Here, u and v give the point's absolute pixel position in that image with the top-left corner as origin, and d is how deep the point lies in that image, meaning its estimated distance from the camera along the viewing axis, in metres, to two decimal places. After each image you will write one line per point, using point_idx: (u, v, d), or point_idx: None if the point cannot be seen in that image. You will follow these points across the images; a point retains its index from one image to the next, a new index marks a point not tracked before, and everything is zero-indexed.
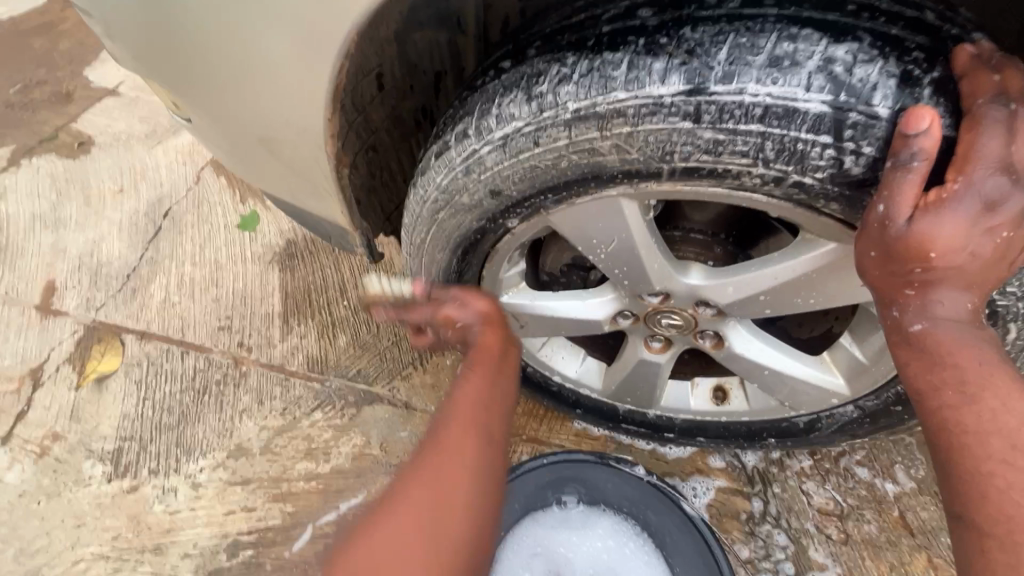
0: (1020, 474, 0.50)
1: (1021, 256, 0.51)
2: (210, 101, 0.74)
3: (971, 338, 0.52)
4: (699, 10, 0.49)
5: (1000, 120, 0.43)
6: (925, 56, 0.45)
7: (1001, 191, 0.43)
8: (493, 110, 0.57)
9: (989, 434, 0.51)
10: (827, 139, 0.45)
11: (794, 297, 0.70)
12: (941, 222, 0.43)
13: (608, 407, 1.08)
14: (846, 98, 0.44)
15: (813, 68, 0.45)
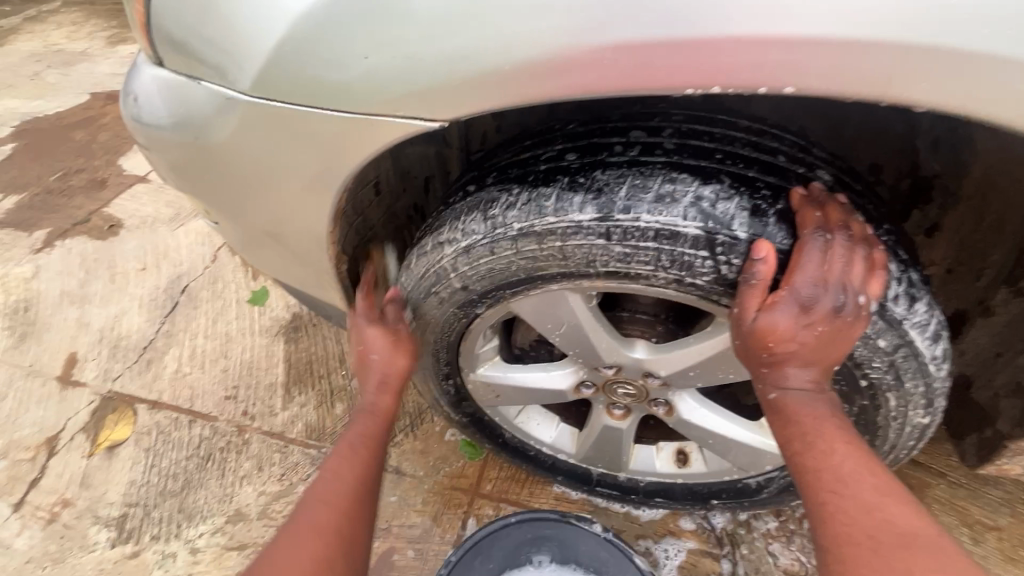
0: (847, 500, 0.56)
1: (872, 340, 0.63)
2: (236, 211, 0.90)
3: (816, 402, 0.63)
4: (609, 156, 0.65)
5: (816, 243, 0.58)
6: (771, 192, 0.61)
7: (815, 296, 0.58)
8: (459, 225, 0.73)
9: (823, 469, 0.58)
10: (705, 254, 0.60)
11: (719, 372, 0.83)
12: (775, 317, 0.58)
13: (582, 470, 1.18)
14: (714, 225, 0.59)
15: (689, 203, 0.60)
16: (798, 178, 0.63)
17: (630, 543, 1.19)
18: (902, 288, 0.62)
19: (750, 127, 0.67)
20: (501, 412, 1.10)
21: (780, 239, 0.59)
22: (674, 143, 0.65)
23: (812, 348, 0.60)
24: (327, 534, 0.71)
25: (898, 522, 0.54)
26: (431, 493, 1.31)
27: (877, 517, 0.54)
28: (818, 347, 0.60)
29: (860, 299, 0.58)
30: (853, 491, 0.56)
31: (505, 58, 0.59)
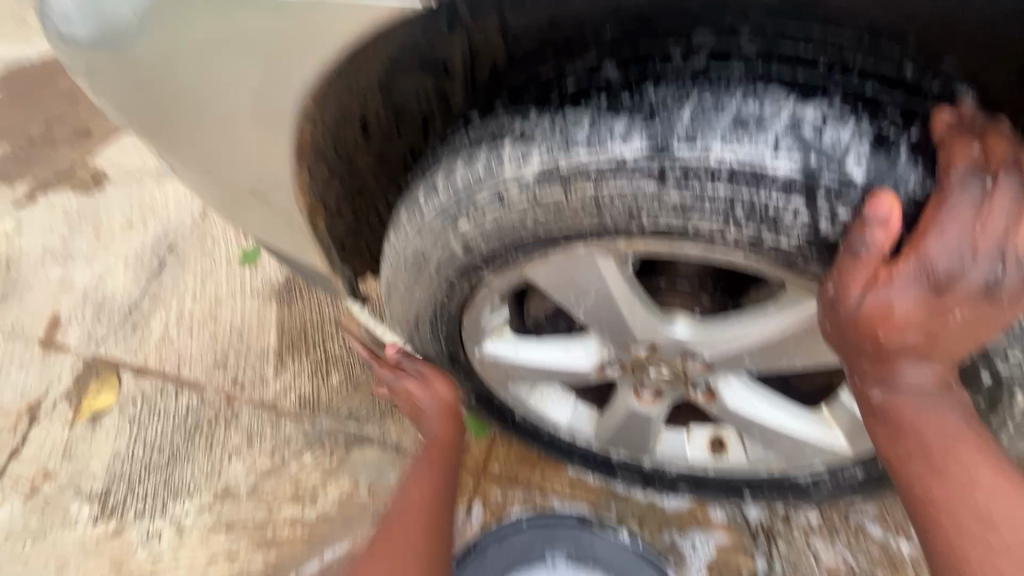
0: (998, 556, 0.45)
1: (1016, 321, 0.47)
2: (190, 152, 0.74)
3: (940, 408, 0.48)
4: (666, 69, 0.48)
5: (970, 193, 0.40)
6: (903, 116, 0.45)
7: (956, 271, 0.40)
8: (460, 166, 0.56)
9: (960, 511, 0.47)
10: (798, 203, 0.43)
11: (780, 357, 0.67)
12: (892, 299, 0.42)
13: (602, 455, 1.05)
14: (815, 161, 0.42)
15: (780, 128, 0.43)
16: (928, 96, 0.46)
17: (652, 535, 1.07)
18: None
19: None
20: (511, 391, 0.96)
21: (910, 182, 0.43)
22: (756, 47, 0.47)
23: (936, 339, 0.44)
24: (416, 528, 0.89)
25: None
26: None
27: None
28: (946, 336, 0.44)
29: (1022, 272, 0.41)
30: (1006, 542, 0.45)
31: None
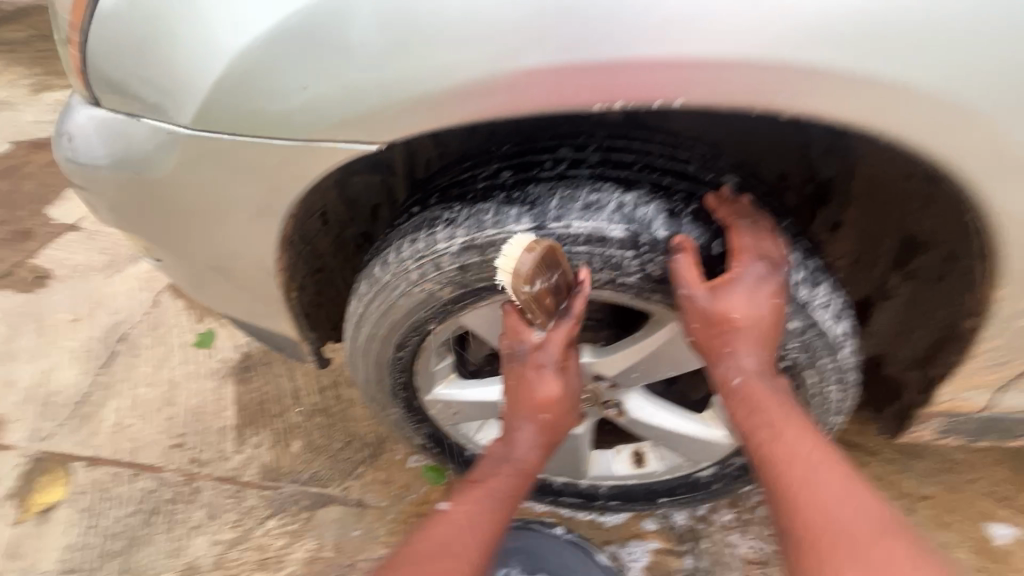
0: (797, 466, 0.66)
1: (785, 321, 0.71)
2: (182, 246, 0.90)
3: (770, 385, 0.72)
4: (541, 172, 0.72)
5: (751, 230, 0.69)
6: (683, 198, 0.70)
7: (752, 276, 0.68)
8: (406, 244, 0.76)
9: (777, 443, 0.68)
10: (631, 254, 0.67)
11: (659, 368, 0.89)
12: (725, 294, 0.67)
13: (545, 481, 1.20)
14: (636, 227, 0.67)
15: (612, 209, 0.67)
16: (706, 184, 0.72)
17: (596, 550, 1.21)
18: (805, 275, 0.72)
19: (665, 140, 0.75)
20: (461, 430, 1.12)
21: (695, 238, 0.67)
22: (598, 156, 0.72)
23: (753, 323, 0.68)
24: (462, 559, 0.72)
25: (840, 481, 0.64)
26: None
27: (822, 476, 0.64)
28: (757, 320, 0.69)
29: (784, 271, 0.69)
30: (802, 457, 0.67)
31: (438, 86, 0.63)
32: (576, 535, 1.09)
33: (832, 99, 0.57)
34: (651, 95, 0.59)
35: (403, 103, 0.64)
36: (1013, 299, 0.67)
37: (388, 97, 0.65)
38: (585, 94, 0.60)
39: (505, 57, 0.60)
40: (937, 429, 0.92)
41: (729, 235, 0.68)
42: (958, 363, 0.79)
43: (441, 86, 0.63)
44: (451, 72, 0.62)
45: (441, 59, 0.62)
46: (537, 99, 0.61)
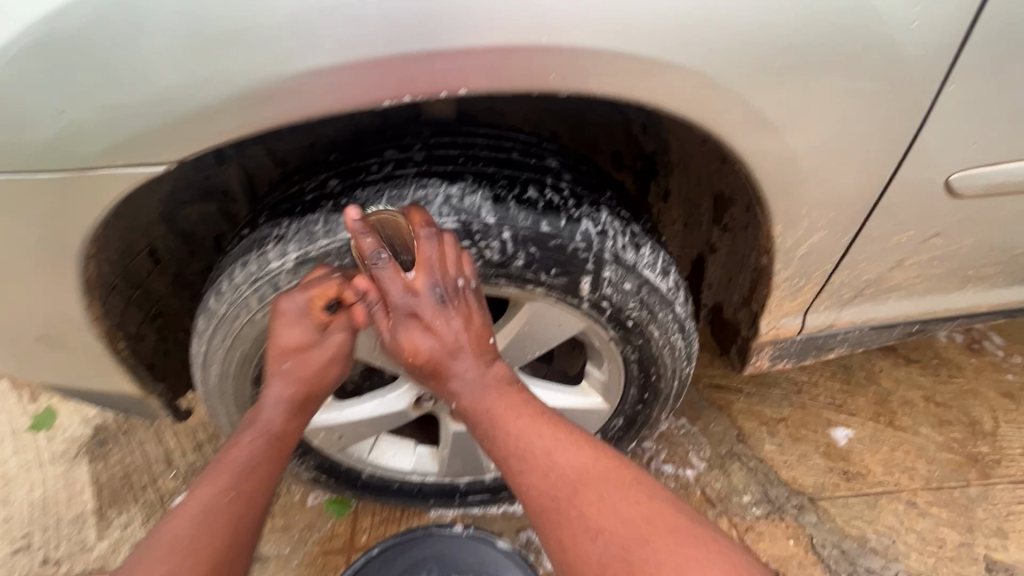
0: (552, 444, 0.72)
1: (618, 284, 0.79)
2: None
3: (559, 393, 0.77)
4: (366, 176, 0.74)
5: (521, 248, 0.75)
6: (506, 182, 0.74)
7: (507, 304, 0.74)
8: (239, 270, 0.74)
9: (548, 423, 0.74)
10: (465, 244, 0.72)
11: (524, 351, 0.89)
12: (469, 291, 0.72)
13: (450, 484, 1.19)
14: (464, 217, 0.71)
15: (439, 203, 0.71)
16: (530, 167, 0.76)
17: (512, 539, 1.23)
18: (629, 240, 0.79)
19: (489, 133, 0.79)
20: (352, 452, 1.11)
21: (523, 221, 0.72)
22: (422, 154, 0.74)
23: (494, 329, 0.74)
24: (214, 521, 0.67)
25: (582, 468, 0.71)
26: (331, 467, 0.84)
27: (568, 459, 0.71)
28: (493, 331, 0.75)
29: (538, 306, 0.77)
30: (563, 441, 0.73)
31: (207, 96, 0.60)
32: (473, 530, 1.07)
33: (599, 80, 0.63)
34: (431, 86, 0.62)
35: (174, 119, 0.61)
36: (788, 231, 0.80)
37: (153, 114, 0.60)
38: (364, 91, 0.61)
39: (273, 62, 0.58)
40: (770, 356, 1.04)
41: (551, 213, 0.74)
42: (768, 296, 0.92)
43: (210, 96, 0.60)
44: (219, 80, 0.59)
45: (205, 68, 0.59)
46: (335, 99, 0.61)
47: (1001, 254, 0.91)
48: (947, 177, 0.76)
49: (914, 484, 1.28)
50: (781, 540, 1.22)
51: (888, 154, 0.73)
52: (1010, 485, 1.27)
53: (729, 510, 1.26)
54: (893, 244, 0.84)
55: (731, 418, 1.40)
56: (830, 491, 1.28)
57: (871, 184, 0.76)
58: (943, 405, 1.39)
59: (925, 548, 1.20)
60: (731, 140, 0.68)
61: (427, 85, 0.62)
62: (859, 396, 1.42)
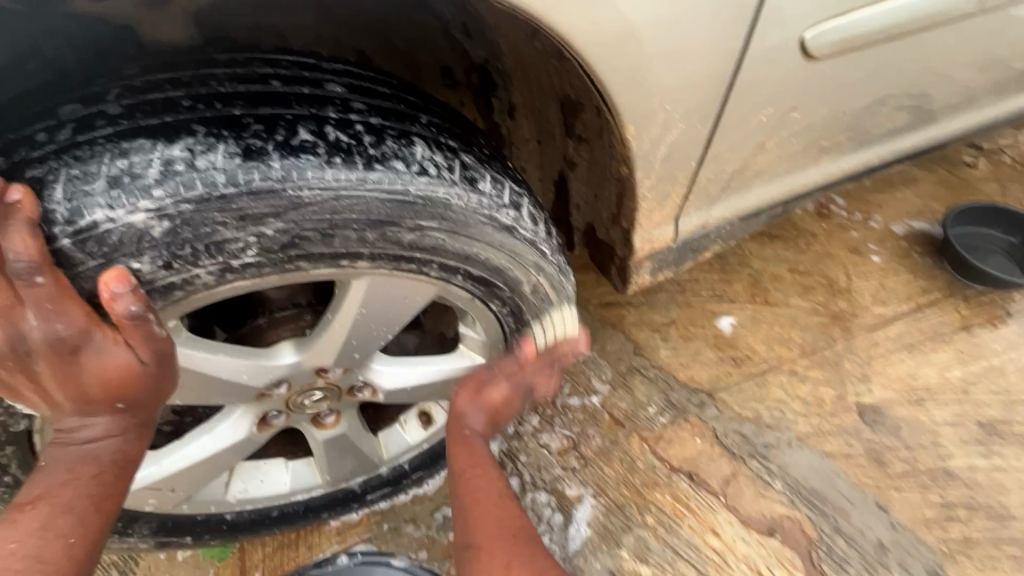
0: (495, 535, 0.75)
1: (456, 235, 0.62)
2: None
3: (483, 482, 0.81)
4: (30, 154, 0.50)
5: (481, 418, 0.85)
6: (258, 128, 0.53)
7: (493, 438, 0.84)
8: None
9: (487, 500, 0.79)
10: (221, 226, 0.51)
11: (372, 332, 0.73)
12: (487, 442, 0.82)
13: (341, 492, 1.03)
14: (198, 189, 0.50)
15: (155, 175, 0.50)
16: (294, 100, 0.56)
17: (427, 524, 1.12)
18: (457, 174, 0.62)
19: (227, 58, 0.56)
20: (201, 497, 0.89)
21: (296, 177, 0.52)
22: (121, 106, 0.52)
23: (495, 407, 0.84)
24: None
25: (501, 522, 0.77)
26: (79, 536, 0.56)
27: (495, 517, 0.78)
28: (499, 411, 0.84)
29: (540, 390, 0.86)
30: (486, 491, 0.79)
31: None
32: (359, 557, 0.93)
33: None
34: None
35: None
36: (641, 130, 0.67)
37: None
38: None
39: None
40: (650, 270, 0.97)
41: (340, 158, 0.54)
42: (634, 209, 0.82)
43: None
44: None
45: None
46: None
47: (847, 119, 0.88)
48: (796, 37, 0.67)
49: (793, 354, 1.35)
50: (689, 440, 1.23)
51: (733, 13, 0.61)
52: (868, 332, 1.39)
53: (638, 426, 1.25)
54: (753, 126, 0.76)
55: (625, 333, 1.37)
56: (724, 380, 1.31)
57: (725, 57, 0.64)
58: (807, 273, 1.47)
59: (810, 410, 1.27)
60: (543, 17, 0.52)
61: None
62: (736, 282, 1.45)
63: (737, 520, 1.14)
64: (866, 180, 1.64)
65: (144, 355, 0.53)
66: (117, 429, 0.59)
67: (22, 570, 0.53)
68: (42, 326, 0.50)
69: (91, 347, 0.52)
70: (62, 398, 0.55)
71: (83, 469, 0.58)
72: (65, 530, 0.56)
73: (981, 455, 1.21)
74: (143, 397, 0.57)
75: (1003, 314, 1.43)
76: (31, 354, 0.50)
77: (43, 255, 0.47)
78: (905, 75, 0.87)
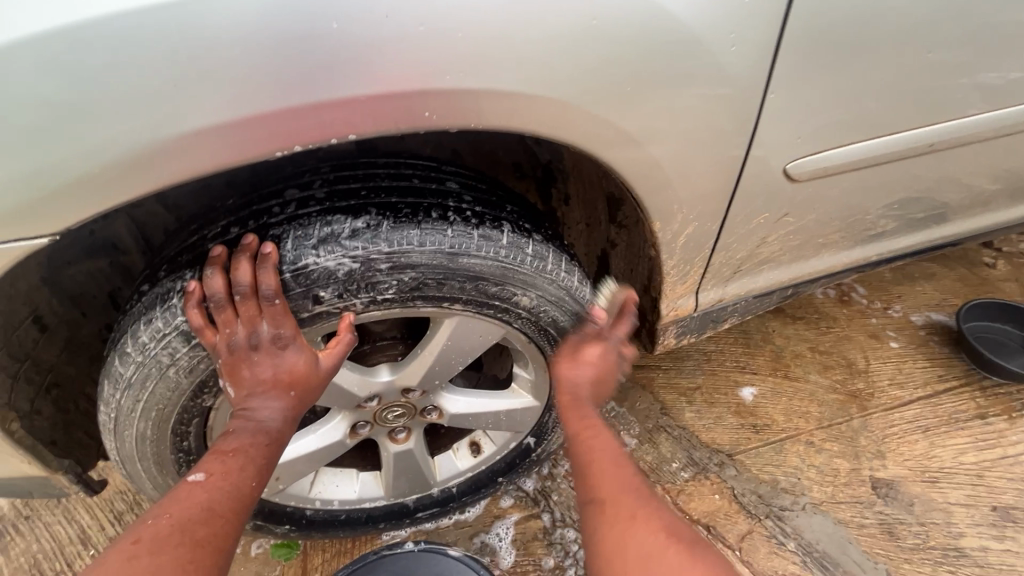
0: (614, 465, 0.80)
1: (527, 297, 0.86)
2: None
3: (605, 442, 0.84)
4: (269, 220, 0.77)
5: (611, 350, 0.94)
6: (409, 210, 0.78)
7: (590, 376, 0.91)
8: (142, 326, 0.75)
9: (603, 460, 0.81)
10: (378, 272, 0.76)
11: (451, 363, 0.94)
12: (582, 356, 0.91)
13: (398, 505, 1.20)
14: (371, 249, 0.75)
15: (345, 236, 0.75)
16: (431, 192, 0.82)
17: (467, 546, 1.27)
18: (536, 251, 0.85)
19: (387, 163, 0.83)
20: (293, 491, 1.09)
21: (430, 246, 0.77)
22: (324, 191, 0.79)
23: (601, 373, 0.92)
24: (212, 518, 0.68)
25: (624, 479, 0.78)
26: (257, 483, 0.75)
27: (617, 477, 0.79)
28: (599, 376, 0.92)
29: (610, 352, 0.93)
30: (613, 474, 0.79)
31: (92, 163, 0.61)
32: (423, 542, 1.10)
33: (479, 116, 0.69)
34: (316, 133, 0.65)
35: (60, 187, 0.61)
36: (664, 226, 0.90)
37: (45, 185, 0.61)
38: (256, 144, 0.63)
39: (158, 124, 0.60)
40: (674, 335, 1.16)
41: (459, 233, 0.79)
42: (660, 283, 1.03)
43: (97, 164, 0.61)
44: (113, 138, 0.60)
45: (89, 136, 0.59)
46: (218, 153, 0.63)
47: (842, 222, 1.08)
48: (783, 167, 0.90)
49: (811, 426, 1.46)
50: (709, 495, 1.34)
51: (736, 147, 0.84)
52: (884, 412, 1.49)
53: (662, 478, 1.37)
54: (757, 224, 0.97)
55: (653, 393, 1.52)
56: (744, 444, 1.43)
57: (727, 179, 0.88)
58: (826, 352, 1.61)
59: (825, 479, 1.37)
60: (604, 156, 0.77)
61: (311, 133, 0.65)
62: (758, 355, 1.60)
63: (751, 574, 1.23)
64: (885, 272, 1.79)
65: (321, 360, 0.79)
66: (286, 412, 0.80)
67: (225, 494, 0.71)
68: (269, 328, 0.76)
69: (291, 350, 0.77)
70: (264, 383, 0.77)
71: (260, 437, 0.78)
72: (253, 472, 0.75)
73: (994, 537, 1.28)
74: (309, 389, 0.80)
75: (1020, 406, 1.51)
76: (256, 346, 0.76)
77: (277, 287, 0.74)
78: (890, 191, 1.07)
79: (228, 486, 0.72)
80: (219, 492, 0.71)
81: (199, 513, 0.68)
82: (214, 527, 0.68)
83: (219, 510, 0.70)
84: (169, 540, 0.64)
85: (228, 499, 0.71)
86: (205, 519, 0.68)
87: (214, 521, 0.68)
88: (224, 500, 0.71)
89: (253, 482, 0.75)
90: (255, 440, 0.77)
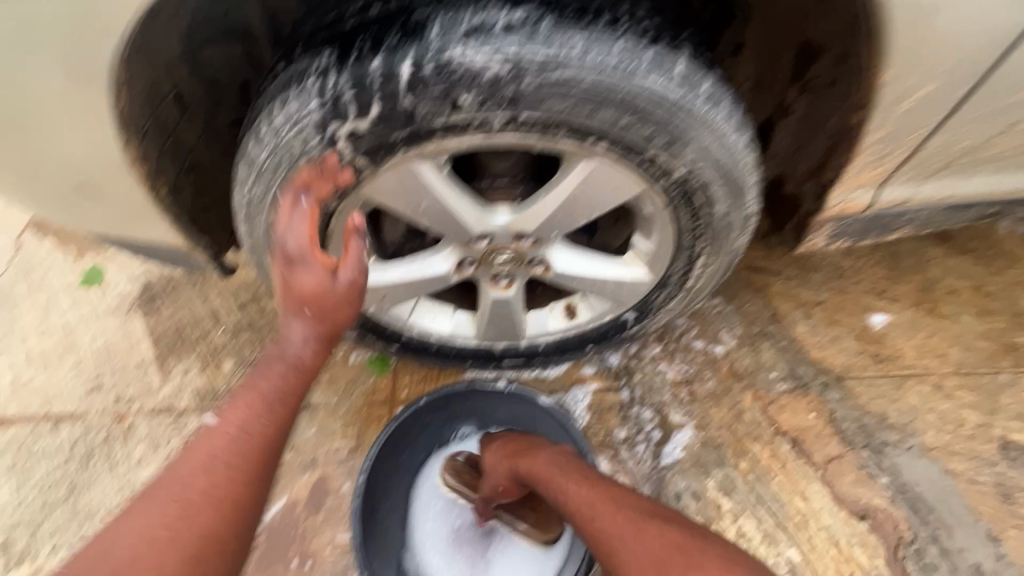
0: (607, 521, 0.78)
1: (684, 148, 0.74)
2: (26, 163, 0.80)
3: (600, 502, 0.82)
4: (417, 3, 0.71)
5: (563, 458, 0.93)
6: (572, 11, 0.69)
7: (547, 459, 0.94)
8: (278, 108, 0.73)
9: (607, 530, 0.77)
10: (525, 79, 0.68)
11: (574, 213, 0.87)
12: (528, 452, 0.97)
13: (486, 349, 1.22)
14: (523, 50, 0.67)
15: (499, 30, 0.68)
16: None
17: None
18: (708, 95, 0.73)
19: None
20: (393, 312, 1.12)
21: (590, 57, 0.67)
22: None
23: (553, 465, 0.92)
24: (226, 453, 0.61)
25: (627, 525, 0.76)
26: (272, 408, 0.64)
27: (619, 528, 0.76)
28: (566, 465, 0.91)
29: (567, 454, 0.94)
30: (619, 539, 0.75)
31: None
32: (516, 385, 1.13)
33: None
34: None
35: None
36: (892, 83, 0.71)
37: None
38: None
39: None
40: (827, 234, 1.00)
41: (625, 49, 0.69)
42: (847, 164, 0.84)
43: None
44: None
45: None
46: None
47: None
48: None
49: (944, 369, 1.29)
50: (804, 412, 1.26)
51: None
52: None
53: (755, 384, 1.30)
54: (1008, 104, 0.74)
55: (767, 299, 1.39)
56: (858, 370, 1.30)
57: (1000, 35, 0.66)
58: (991, 295, 1.35)
59: (944, 426, 1.23)
60: None
61: None
62: (903, 283, 1.38)
63: (830, 495, 1.17)
64: None
65: (341, 276, 0.67)
66: (312, 332, 0.67)
67: (236, 430, 0.62)
68: (288, 234, 0.68)
69: (319, 257, 0.67)
70: (292, 303, 0.66)
71: (275, 361, 0.66)
72: (267, 400, 0.64)
73: None
74: (338, 321, 0.68)
75: None
76: (282, 255, 0.68)
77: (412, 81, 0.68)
78: None
79: (231, 420, 0.62)
80: (230, 430, 0.62)
81: (207, 463, 0.60)
82: (233, 466, 0.60)
83: (226, 441, 0.61)
84: (191, 497, 0.58)
85: (249, 421, 0.62)
86: (221, 470, 0.60)
87: (224, 465, 0.60)
88: (233, 433, 0.62)
89: (268, 415, 0.63)
90: (265, 366, 0.66)
